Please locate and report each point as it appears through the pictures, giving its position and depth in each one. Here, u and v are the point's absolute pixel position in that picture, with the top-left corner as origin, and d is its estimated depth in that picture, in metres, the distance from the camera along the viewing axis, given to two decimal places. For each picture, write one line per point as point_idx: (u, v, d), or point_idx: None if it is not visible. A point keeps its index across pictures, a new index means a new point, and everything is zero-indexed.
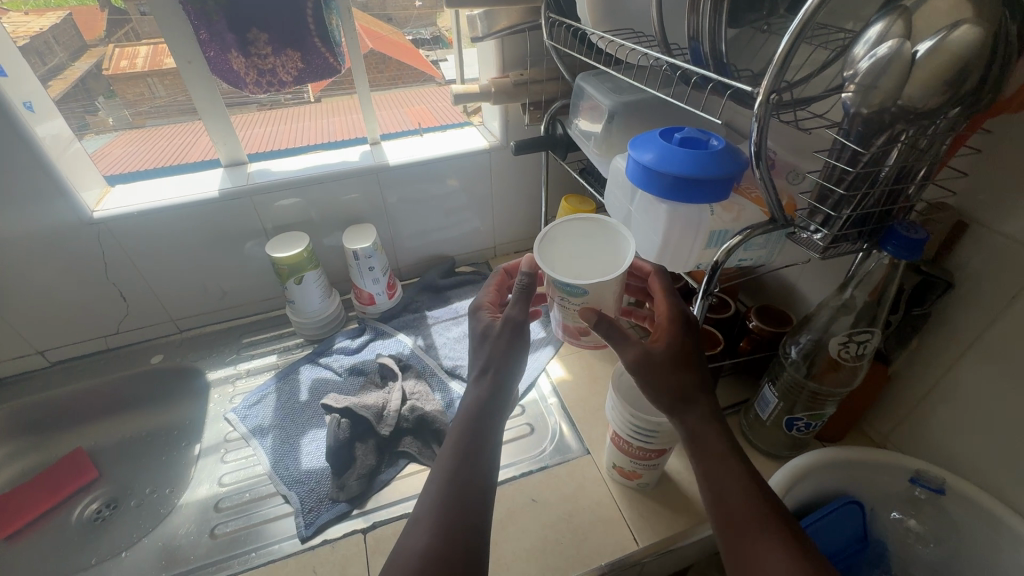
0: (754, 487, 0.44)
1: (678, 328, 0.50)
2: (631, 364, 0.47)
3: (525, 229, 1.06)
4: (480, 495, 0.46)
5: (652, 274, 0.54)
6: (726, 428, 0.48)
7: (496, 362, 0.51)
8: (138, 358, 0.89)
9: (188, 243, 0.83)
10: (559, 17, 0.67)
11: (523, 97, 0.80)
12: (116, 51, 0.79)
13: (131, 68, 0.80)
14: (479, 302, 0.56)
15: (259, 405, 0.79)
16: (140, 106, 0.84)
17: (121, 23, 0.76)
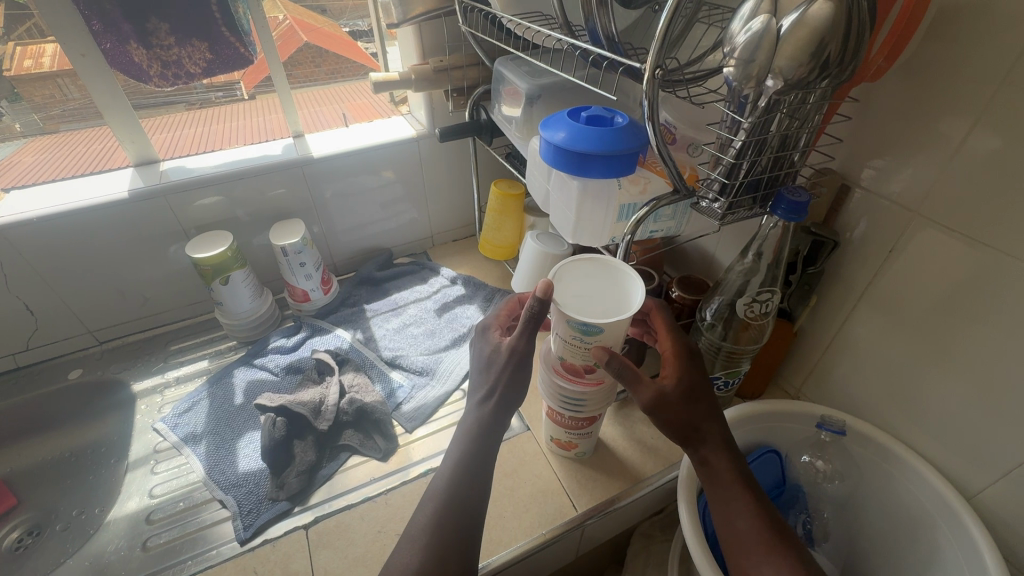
0: (766, 516, 0.47)
1: (685, 361, 0.52)
2: (645, 404, 0.49)
3: (462, 216, 1.06)
4: (478, 512, 0.50)
5: (655, 311, 0.56)
6: (736, 454, 0.51)
7: (500, 391, 0.53)
8: (53, 375, 0.84)
9: (98, 249, 0.78)
10: (471, 3, 0.68)
11: (446, 84, 0.80)
12: (18, 49, 0.72)
13: (38, 68, 0.73)
14: (487, 323, 0.58)
15: (190, 413, 0.76)
16: (53, 111, 0.77)
17: (20, 19, 0.68)
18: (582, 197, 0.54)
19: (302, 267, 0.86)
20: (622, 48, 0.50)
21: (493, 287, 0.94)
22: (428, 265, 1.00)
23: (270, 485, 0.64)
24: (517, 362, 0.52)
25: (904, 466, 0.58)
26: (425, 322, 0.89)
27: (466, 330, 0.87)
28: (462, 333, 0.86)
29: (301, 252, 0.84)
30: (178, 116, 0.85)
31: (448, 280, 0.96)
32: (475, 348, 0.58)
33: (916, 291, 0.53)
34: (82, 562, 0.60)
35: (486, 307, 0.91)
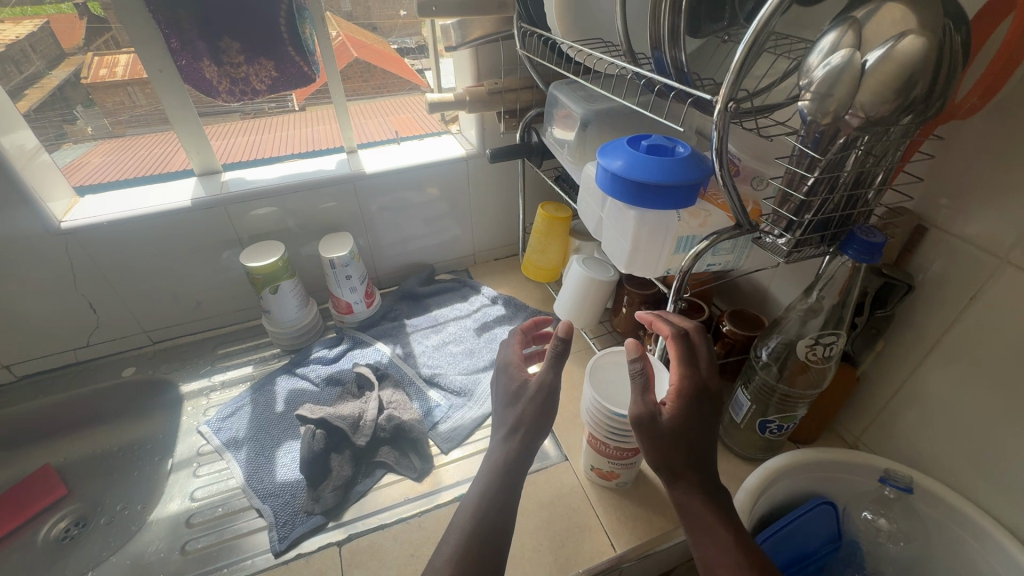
0: (753, 567, 0.43)
1: (681, 386, 0.48)
2: (636, 421, 0.47)
3: (505, 236, 1.06)
4: (499, 544, 0.46)
5: (690, 329, 0.52)
6: (719, 497, 0.47)
7: (527, 423, 0.51)
8: (109, 372, 0.87)
9: (159, 254, 0.82)
10: (530, 28, 0.68)
11: (499, 106, 0.81)
12: (94, 59, 0.78)
13: (112, 76, 0.79)
14: (507, 358, 0.57)
15: (233, 418, 0.78)
16: (121, 116, 0.83)
17: (101, 32, 0.74)
18: (639, 226, 0.52)
19: (348, 280, 0.87)
20: (692, 79, 0.48)
21: (533, 309, 0.93)
22: (470, 283, 1.00)
23: (305, 498, 0.65)
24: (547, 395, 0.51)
25: (980, 533, 0.53)
26: (464, 341, 0.89)
27: None
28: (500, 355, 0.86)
29: (348, 266, 0.86)
30: (232, 125, 0.91)
31: (489, 299, 0.96)
32: (495, 382, 0.56)
33: (1000, 343, 0.49)
34: (123, 561, 0.61)
35: None
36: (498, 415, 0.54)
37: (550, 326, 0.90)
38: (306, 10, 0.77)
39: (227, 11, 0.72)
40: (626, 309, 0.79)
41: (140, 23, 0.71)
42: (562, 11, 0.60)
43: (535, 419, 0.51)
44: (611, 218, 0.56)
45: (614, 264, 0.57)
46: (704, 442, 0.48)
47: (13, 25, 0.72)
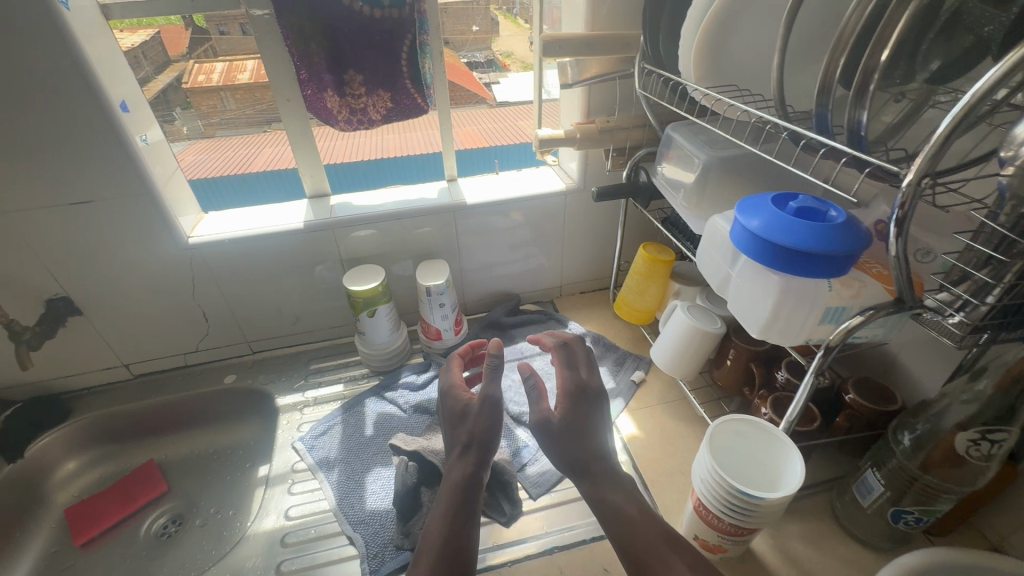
0: (669, 540, 0.53)
1: (568, 391, 0.65)
2: (536, 424, 0.64)
3: (594, 270, 1.04)
4: (466, 534, 0.56)
5: (573, 343, 0.72)
6: (631, 491, 0.59)
7: (478, 437, 0.63)
8: (213, 377, 0.92)
9: (269, 271, 0.86)
10: (656, 69, 0.66)
11: (609, 144, 0.79)
12: (194, 66, 0.83)
13: (207, 82, 0.83)
14: (452, 382, 0.71)
15: (325, 437, 0.79)
16: (212, 117, 0.88)
17: (202, 41, 0.79)
18: (781, 292, 0.48)
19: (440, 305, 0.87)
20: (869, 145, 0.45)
21: (623, 351, 0.90)
22: (556, 316, 0.98)
23: (396, 532, 0.65)
24: (490, 408, 0.65)
25: None
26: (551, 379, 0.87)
27: None
28: None
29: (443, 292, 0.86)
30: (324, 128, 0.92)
31: (576, 336, 0.94)
32: (444, 405, 0.70)
33: None
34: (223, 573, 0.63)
35: (616, 373, 0.87)
36: (453, 434, 0.66)
37: (641, 371, 0.86)
38: (428, 46, 0.78)
39: (352, 40, 0.73)
40: (730, 363, 0.75)
41: (275, 56, 0.75)
42: (699, 58, 0.58)
43: (482, 429, 0.64)
44: (743, 278, 0.53)
45: (744, 327, 0.54)
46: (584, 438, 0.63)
47: (129, 34, 0.74)
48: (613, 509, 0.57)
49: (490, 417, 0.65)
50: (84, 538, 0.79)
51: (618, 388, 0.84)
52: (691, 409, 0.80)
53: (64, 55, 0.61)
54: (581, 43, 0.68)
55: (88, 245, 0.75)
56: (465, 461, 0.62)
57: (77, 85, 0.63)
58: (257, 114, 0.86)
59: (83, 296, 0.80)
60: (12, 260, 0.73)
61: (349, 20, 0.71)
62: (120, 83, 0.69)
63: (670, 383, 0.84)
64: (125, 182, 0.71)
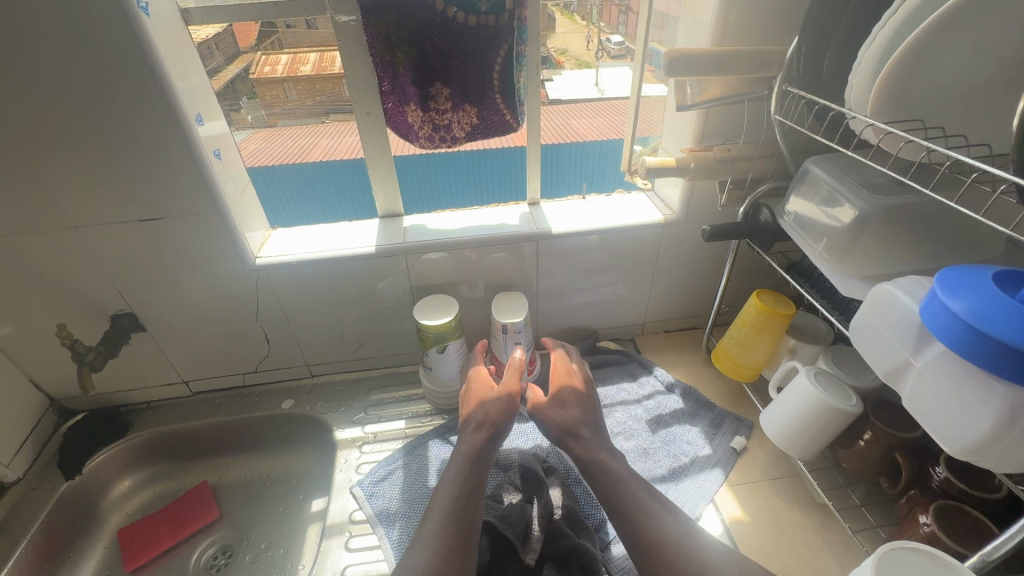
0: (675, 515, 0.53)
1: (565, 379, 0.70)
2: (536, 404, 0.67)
3: (684, 309, 0.92)
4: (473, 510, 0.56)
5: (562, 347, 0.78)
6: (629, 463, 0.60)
7: (489, 419, 0.65)
8: (270, 401, 0.88)
9: (334, 294, 0.80)
10: (806, 94, 0.54)
11: (726, 175, 0.68)
12: (260, 58, 0.76)
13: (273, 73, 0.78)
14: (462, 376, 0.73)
15: (385, 484, 0.73)
16: (275, 108, 0.82)
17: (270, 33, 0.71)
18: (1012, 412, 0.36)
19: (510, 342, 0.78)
20: None
21: (720, 409, 0.79)
22: (639, 359, 0.88)
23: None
24: (507, 397, 0.67)
25: None
26: (636, 437, 0.76)
27: (688, 462, 0.72)
28: (682, 465, 0.72)
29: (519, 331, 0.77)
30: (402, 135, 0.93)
31: (663, 385, 0.83)
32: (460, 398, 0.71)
33: None
34: None
35: (712, 436, 0.75)
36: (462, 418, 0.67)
37: (742, 437, 0.74)
38: (524, 57, 0.70)
39: (441, 51, 0.65)
40: (864, 445, 0.62)
41: (358, 66, 0.69)
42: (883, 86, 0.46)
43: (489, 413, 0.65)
44: (938, 378, 0.41)
45: (935, 440, 0.43)
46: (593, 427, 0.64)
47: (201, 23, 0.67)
48: (619, 485, 0.56)
49: (502, 407, 0.66)
50: (135, 563, 0.76)
51: (715, 456, 0.72)
52: (808, 491, 0.67)
53: (139, 67, 0.56)
54: (711, 61, 0.58)
55: (154, 263, 0.71)
56: (474, 440, 0.62)
57: (151, 98, 0.58)
58: (318, 106, 0.78)
59: (147, 312, 0.76)
60: (80, 274, 0.71)
61: (440, 28, 0.63)
62: (196, 95, 0.64)
63: (778, 455, 0.72)
64: (194, 199, 0.66)
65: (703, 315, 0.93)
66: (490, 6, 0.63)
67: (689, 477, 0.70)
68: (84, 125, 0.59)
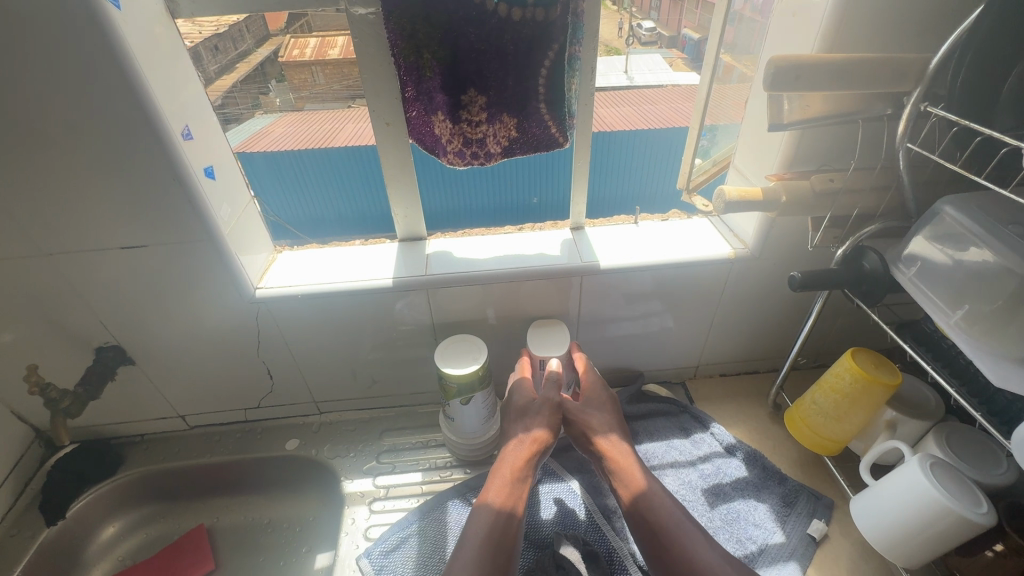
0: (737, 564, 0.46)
1: (599, 392, 0.64)
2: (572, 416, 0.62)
3: (746, 351, 0.79)
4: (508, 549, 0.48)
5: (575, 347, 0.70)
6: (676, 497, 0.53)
7: (525, 436, 0.58)
8: (274, 439, 0.79)
9: (345, 328, 0.69)
10: (961, 120, 0.41)
11: (824, 211, 0.55)
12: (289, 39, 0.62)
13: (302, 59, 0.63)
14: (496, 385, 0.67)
15: (397, 555, 0.63)
16: (303, 91, 0.71)
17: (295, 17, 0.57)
18: None
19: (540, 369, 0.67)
20: None
21: (792, 482, 0.66)
22: (691, 410, 0.75)
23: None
24: (549, 409, 0.61)
25: None
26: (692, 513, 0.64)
27: (755, 551, 0.60)
28: (749, 554, 0.60)
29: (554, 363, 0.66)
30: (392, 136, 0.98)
31: (722, 446, 0.71)
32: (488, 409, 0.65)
33: None
34: None
35: (784, 518, 0.63)
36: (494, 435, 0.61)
37: (822, 522, 0.62)
38: (578, 59, 0.57)
39: (477, 50, 0.53)
40: (993, 557, 0.49)
41: (377, 69, 0.57)
42: None
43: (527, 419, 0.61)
44: None
45: None
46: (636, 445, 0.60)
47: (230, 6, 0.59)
48: (670, 533, 0.49)
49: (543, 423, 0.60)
50: None
51: (789, 545, 0.60)
52: None
53: (111, 74, 0.46)
54: (827, 72, 0.44)
55: (141, 293, 0.62)
56: (514, 458, 0.56)
57: (127, 111, 0.48)
58: (346, 93, 0.65)
59: (136, 345, 0.67)
60: (58, 304, 0.62)
61: (477, 23, 0.52)
62: (186, 103, 0.54)
63: (866, 548, 0.60)
64: (182, 225, 0.56)
65: (766, 358, 0.81)
66: None
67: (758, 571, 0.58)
68: (51, 141, 0.49)
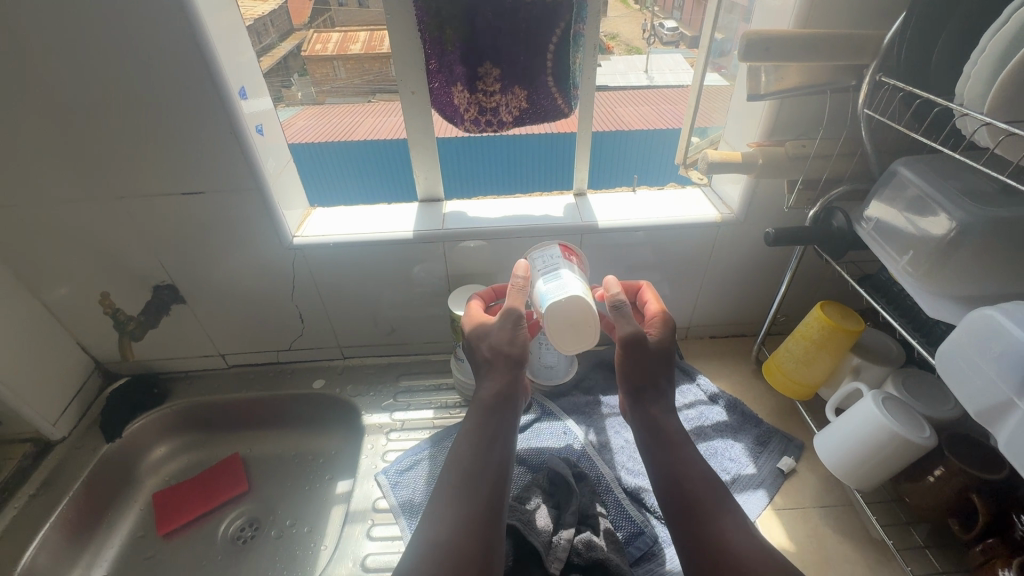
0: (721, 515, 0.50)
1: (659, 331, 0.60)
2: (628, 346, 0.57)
3: (734, 314, 0.86)
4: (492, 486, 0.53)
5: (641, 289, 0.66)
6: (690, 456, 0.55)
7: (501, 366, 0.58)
8: (302, 379, 0.88)
9: (368, 276, 0.78)
10: (905, 86, 0.47)
11: (797, 174, 0.62)
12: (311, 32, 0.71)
13: (322, 50, 0.71)
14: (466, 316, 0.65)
15: (410, 474, 0.71)
16: (324, 85, 0.75)
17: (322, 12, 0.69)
18: None
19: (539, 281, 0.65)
20: None
21: (767, 426, 0.73)
22: (681, 364, 0.82)
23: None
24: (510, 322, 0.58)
25: None
26: None
27: (729, 480, 0.67)
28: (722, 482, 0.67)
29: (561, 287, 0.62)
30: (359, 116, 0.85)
31: (706, 395, 0.78)
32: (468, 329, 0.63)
33: None
34: None
35: (758, 455, 0.70)
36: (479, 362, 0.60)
37: (791, 458, 0.69)
38: (582, 36, 0.65)
39: (494, 27, 0.60)
40: (933, 481, 0.56)
41: (406, 43, 0.65)
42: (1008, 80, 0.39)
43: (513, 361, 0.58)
44: None
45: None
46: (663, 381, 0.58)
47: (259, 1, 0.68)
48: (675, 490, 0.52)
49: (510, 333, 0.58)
50: (166, 529, 0.78)
51: (759, 476, 0.68)
52: (862, 523, 0.62)
53: (186, 39, 0.55)
54: (794, 45, 0.51)
55: (196, 237, 0.72)
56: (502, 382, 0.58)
57: (196, 71, 0.57)
58: (365, 85, 0.73)
59: (187, 285, 0.77)
60: (124, 244, 0.71)
61: (493, 3, 0.59)
62: (243, 68, 0.63)
63: (830, 482, 0.67)
64: (236, 174, 0.65)
65: (753, 322, 0.87)
66: None
67: None
68: (132, 95, 0.58)
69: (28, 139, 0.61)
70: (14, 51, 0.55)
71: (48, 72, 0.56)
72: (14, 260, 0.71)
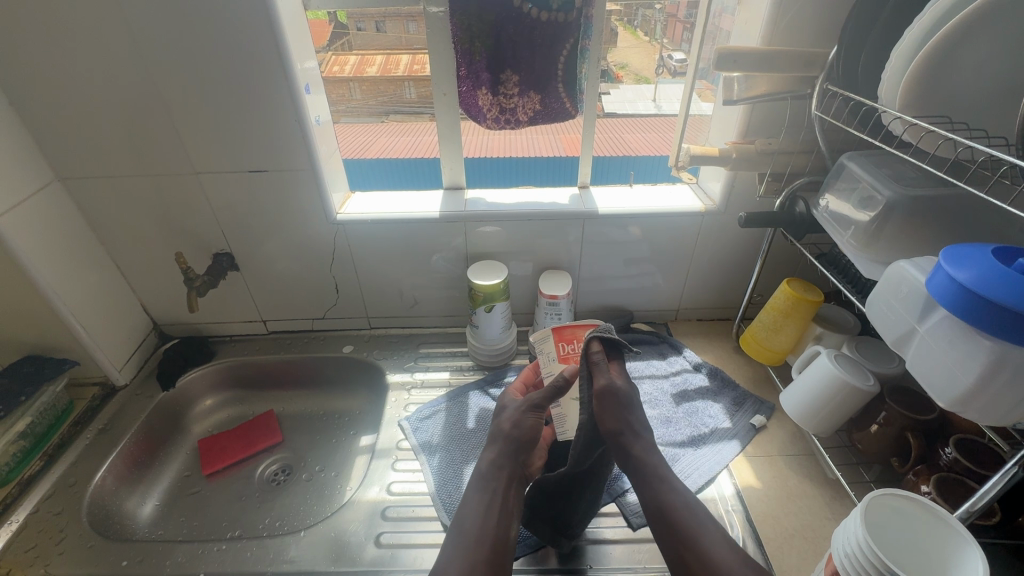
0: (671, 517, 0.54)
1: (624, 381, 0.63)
2: (602, 385, 0.59)
3: (718, 298, 0.97)
4: None
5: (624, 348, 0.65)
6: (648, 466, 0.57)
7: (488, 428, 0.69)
8: (334, 345, 0.99)
9: (397, 251, 0.90)
10: (842, 92, 0.60)
11: (766, 167, 0.74)
12: (331, 57, 0.85)
13: (341, 72, 0.88)
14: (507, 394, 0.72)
15: (429, 420, 0.82)
16: (342, 105, 0.88)
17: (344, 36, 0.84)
18: (993, 364, 0.42)
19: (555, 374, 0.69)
20: None
21: (743, 390, 0.83)
22: (669, 339, 0.93)
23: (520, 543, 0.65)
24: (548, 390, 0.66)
25: None
26: (660, 406, 0.82)
27: (708, 432, 0.77)
28: (701, 434, 0.77)
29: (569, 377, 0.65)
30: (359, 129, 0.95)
31: (690, 365, 0.88)
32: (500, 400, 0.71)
33: None
34: (329, 533, 0.68)
35: (734, 412, 0.80)
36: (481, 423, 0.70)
37: (762, 416, 0.79)
38: (588, 51, 0.77)
39: (514, 41, 0.73)
40: (878, 427, 0.65)
41: (442, 52, 0.78)
42: (912, 81, 0.51)
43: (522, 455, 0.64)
44: (934, 338, 0.47)
45: (939, 397, 0.47)
46: (619, 400, 0.59)
47: None
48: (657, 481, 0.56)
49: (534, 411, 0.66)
50: (210, 469, 0.87)
51: (735, 429, 0.77)
52: (820, 467, 0.72)
53: (268, 42, 0.68)
54: (758, 59, 0.64)
55: (254, 211, 0.84)
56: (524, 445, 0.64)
57: (273, 68, 0.70)
58: (378, 106, 0.95)
59: (242, 254, 0.89)
60: (194, 215, 0.84)
61: (515, 21, 0.72)
62: (308, 69, 0.77)
63: (797, 435, 0.76)
64: (297, 156, 0.78)
65: (735, 306, 0.98)
66: (562, 4, 0.71)
67: (707, 445, 0.75)
68: (219, 87, 0.72)
69: (129, 120, 0.74)
70: (132, 48, 0.68)
71: (155, 65, 0.70)
72: (101, 224, 0.84)
